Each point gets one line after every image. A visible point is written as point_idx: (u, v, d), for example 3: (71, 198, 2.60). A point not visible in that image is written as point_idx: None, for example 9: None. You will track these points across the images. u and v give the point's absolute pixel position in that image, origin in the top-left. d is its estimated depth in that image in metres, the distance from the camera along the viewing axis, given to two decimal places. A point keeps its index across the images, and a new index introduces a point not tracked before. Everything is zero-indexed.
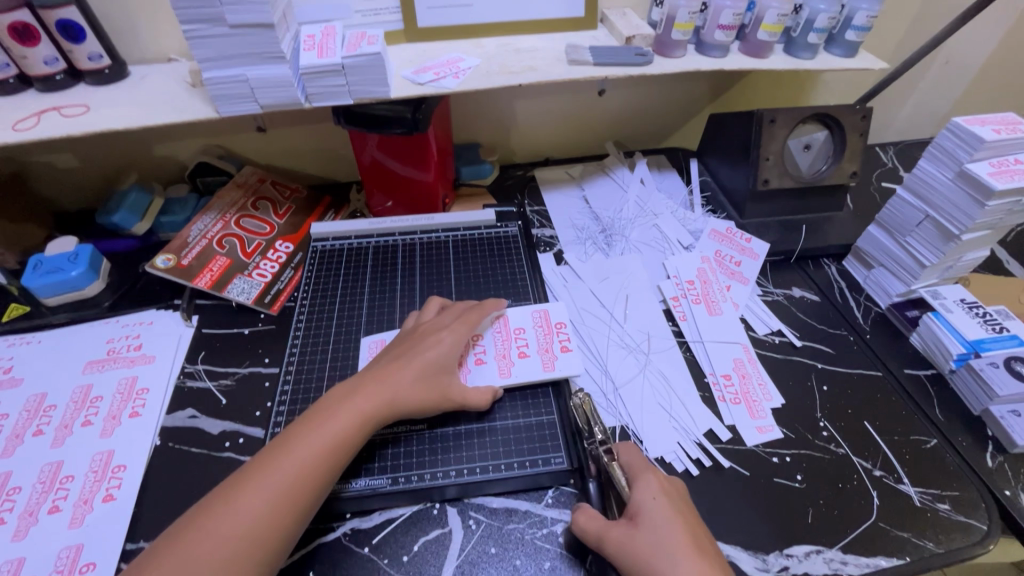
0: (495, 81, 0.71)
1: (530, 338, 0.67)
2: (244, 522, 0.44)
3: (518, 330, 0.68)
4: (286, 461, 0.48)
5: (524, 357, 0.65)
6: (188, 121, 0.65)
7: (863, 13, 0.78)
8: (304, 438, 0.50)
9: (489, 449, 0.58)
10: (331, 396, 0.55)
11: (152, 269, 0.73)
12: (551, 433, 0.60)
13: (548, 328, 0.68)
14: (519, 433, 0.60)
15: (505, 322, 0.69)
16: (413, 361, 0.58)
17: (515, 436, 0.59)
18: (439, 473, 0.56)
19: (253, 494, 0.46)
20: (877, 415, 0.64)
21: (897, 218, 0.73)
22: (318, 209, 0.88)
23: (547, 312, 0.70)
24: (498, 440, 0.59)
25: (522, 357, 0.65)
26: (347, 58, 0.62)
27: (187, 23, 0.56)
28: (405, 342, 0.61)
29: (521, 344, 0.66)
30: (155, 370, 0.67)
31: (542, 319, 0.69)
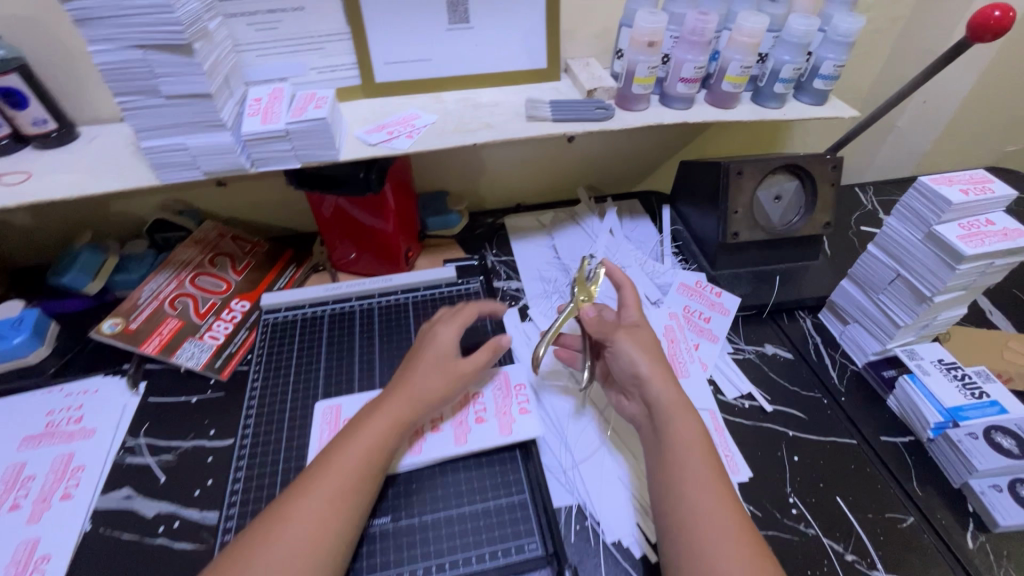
0: (449, 140, 0.70)
1: (487, 400, 0.64)
2: (300, 535, 0.46)
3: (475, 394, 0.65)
4: (331, 470, 0.51)
5: (480, 424, 0.61)
6: (129, 188, 0.63)
7: (830, 62, 0.77)
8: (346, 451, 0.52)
9: (454, 538, 0.54)
10: (360, 414, 0.57)
11: (97, 334, 0.70)
12: (518, 515, 0.55)
13: (509, 391, 0.65)
14: (480, 520, 0.55)
15: None
16: (423, 360, 0.61)
17: (476, 524, 0.54)
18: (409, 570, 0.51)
19: (306, 502, 0.48)
20: (851, 489, 0.61)
21: (870, 275, 0.70)
22: (279, 263, 0.86)
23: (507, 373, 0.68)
24: (461, 527, 0.54)
25: (478, 422, 0.61)
26: (291, 124, 0.60)
27: (120, 95, 0.55)
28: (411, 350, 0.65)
29: (479, 410, 0.63)
30: (94, 445, 0.64)
31: (501, 382, 0.66)
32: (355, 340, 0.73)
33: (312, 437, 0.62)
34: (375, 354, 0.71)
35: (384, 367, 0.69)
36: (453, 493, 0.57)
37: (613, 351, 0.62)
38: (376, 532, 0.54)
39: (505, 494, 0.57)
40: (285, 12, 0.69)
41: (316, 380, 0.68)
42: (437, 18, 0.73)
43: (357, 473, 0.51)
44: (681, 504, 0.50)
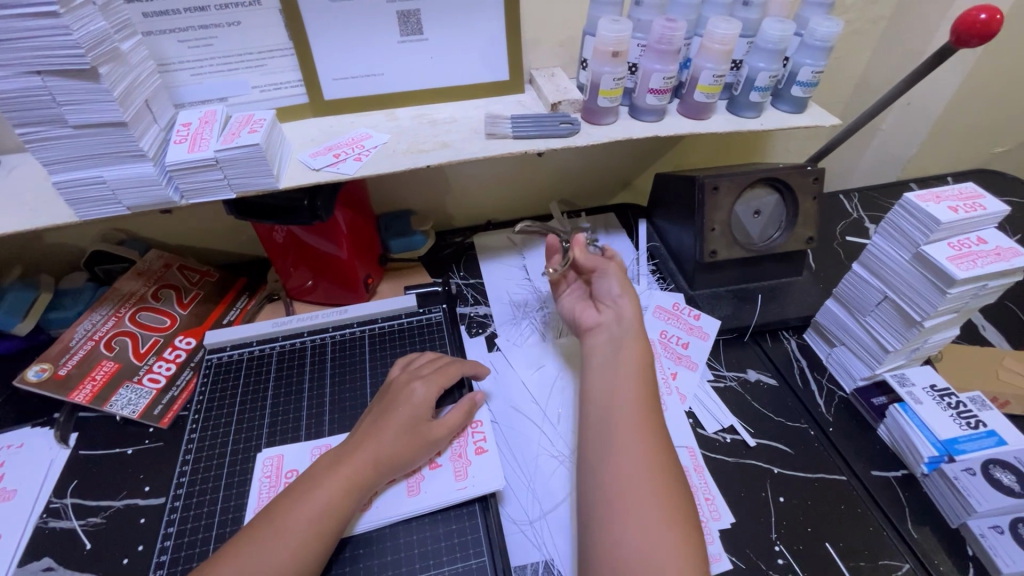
0: (401, 162, 0.64)
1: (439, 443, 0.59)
2: None
3: None
4: (316, 485, 0.50)
5: (432, 471, 0.57)
6: (45, 226, 0.57)
7: (807, 68, 0.72)
8: (318, 492, 0.50)
9: None
10: (320, 464, 0.53)
11: (21, 383, 0.64)
12: None
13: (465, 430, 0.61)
14: None
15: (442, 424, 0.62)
16: (396, 418, 0.56)
17: None
18: None
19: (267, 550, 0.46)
20: (841, 533, 0.56)
21: (856, 296, 0.66)
22: (230, 294, 0.81)
23: None
24: None
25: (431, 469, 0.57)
26: (220, 152, 0.55)
27: (21, 127, 0.49)
28: (383, 399, 0.59)
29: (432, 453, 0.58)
30: (14, 509, 0.58)
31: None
32: (305, 379, 0.67)
33: (251, 497, 0.56)
34: (328, 397, 0.65)
35: (338, 410, 0.64)
36: (404, 560, 0.51)
37: (599, 274, 0.69)
38: None
39: (462, 559, 0.52)
40: (219, 28, 0.63)
41: (261, 426, 0.63)
42: (387, 30, 0.68)
43: (332, 504, 0.49)
44: (612, 400, 0.55)
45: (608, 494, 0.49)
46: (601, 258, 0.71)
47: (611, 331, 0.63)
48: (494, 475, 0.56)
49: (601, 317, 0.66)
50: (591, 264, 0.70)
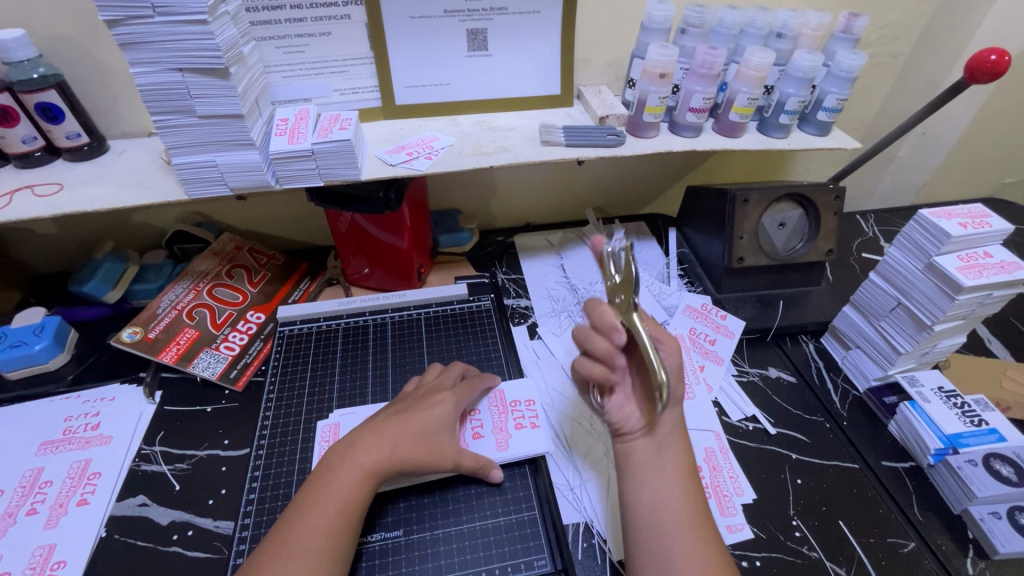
0: (467, 162, 0.72)
1: (483, 417, 0.66)
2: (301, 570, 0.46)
3: (473, 411, 0.66)
4: (333, 492, 0.51)
5: (478, 440, 0.63)
6: (157, 202, 0.65)
7: (833, 96, 0.79)
8: (337, 479, 0.52)
9: (464, 555, 0.55)
10: (335, 449, 0.56)
11: (117, 342, 0.72)
12: (531, 533, 0.57)
13: (508, 408, 0.67)
14: (496, 535, 0.56)
15: (500, 396, 0.69)
16: (414, 422, 0.58)
17: (493, 539, 0.56)
18: None
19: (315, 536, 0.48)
20: (854, 513, 0.62)
21: (872, 303, 0.72)
22: (294, 276, 0.88)
23: (503, 391, 0.70)
24: (471, 546, 0.55)
25: (476, 437, 0.64)
26: (317, 144, 0.63)
27: (157, 114, 0.57)
28: (407, 400, 0.62)
29: (476, 425, 0.65)
30: (111, 452, 0.66)
31: (497, 399, 0.68)
32: (368, 353, 0.75)
33: (316, 452, 0.63)
34: (390, 371, 0.73)
35: (400, 382, 0.71)
36: (463, 511, 0.58)
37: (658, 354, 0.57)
38: (376, 548, 0.54)
39: (515, 513, 0.58)
40: (313, 37, 0.71)
41: (329, 392, 0.70)
42: (457, 45, 0.76)
43: (351, 502, 0.51)
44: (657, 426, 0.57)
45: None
46: (665, 333, 0.59)
47: (654, 432, 0.56)
48: (531, 446, 0.63)
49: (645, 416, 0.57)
50: (656, 336, 0.59)
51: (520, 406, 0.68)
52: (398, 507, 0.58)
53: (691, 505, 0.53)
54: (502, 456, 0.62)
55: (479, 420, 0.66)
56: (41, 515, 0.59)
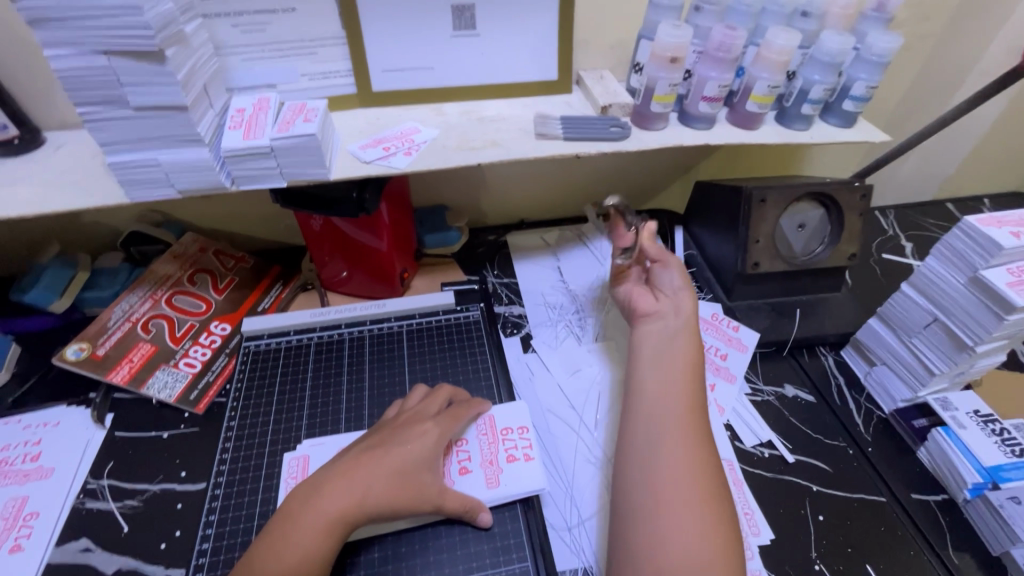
0: (451, 159, 0.64)
1: (471, 448, 0.58)
2: None
3: (459, 441, 0.58)
4: (294, 544, 0.44)
5: (464, 475, 0.56)
6: (94, 206, 0.57)
7: (862, 83, 0.71)
8: (297, 528, 0.45)
9: None
10: (297, 494, 0.48)
11: (60, 361, 0.64)
12: None
13: (499, 436, 0.59)
14: None
15: (490, 422, 0.61)
16: (389, 460, 0.50)
17: None
18: None
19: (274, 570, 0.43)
20: (881, 556, 0.56)
21: (903, 317, 0.65)
22: (265, 281, 0.81)
23: (493, 416, 0.61)
24: None
25: (464, 473, 0.56)
26: (276, 140, 0.54)
27: (84, 106, 0.49)
28: (383, 431, 0.54)
29: (463, 458, 0.57)
30: (52, 487, 0.58)
31: (487, 425, 0.60)
32: (344, 371, 0.68)
33: (280, 489, 0.56)
34: (367, 392, 0.66)
35: (378, 405, 0.64)
36: (447, 561, 0.51)
37: (659, 264, 0.68)
38: None
39: (505, 563, 0.51)
40: (274, 13, 0.62)
41: (299, 418, 0.63)
42: (440, 24, 0.67)
43: (313, 553, 0.44)
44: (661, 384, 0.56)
45: (653, 494, 0.48)
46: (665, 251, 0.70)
47: (668, 322, 0.63)
48: (526, 482, 0.55)
49: (659, 304, 0.65)
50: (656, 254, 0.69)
51: (513, 433, 0.60)
52: (368, 561, 0.51)
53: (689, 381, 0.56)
54: (493, 495, 0.55)
55: (466, 451, 0.58)
56: None
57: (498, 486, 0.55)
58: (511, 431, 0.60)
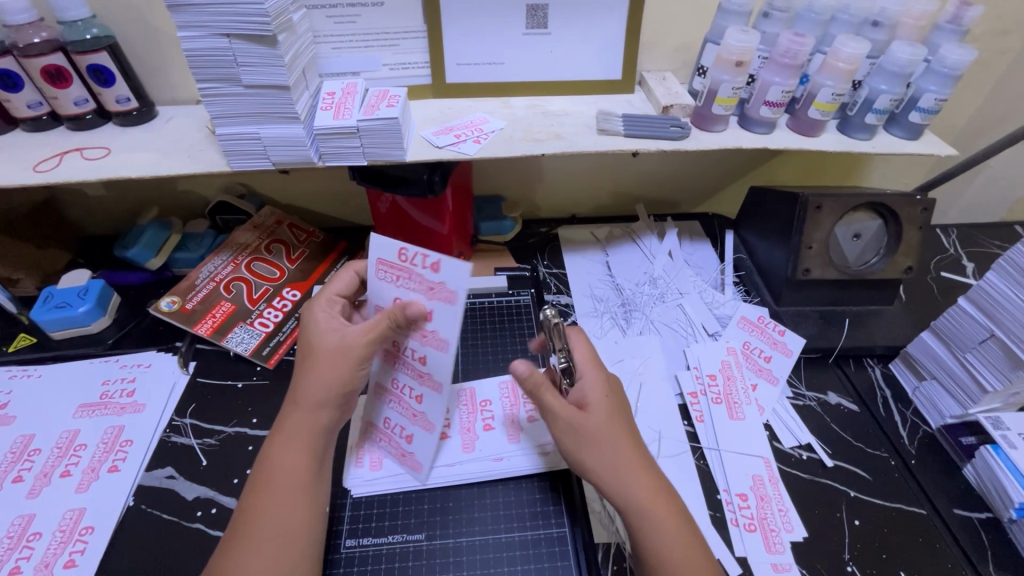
0: (517, 149, 0.67)
1: (404, 379, 0.56)
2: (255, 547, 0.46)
3: (484, 402, 0.66)
4: (282, 478, 0.49)
5: (423, 403, 0.55)
6: (198, 172, 0.64)
7: (931, 95, 0.71)
8: (279, 452, 0.50)
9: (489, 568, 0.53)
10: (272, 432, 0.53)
11: (156, 311, 0.72)
12: (559, 551, 0.54)
13: (405, 270, 0.50)
14: (523, 550, 0.54)
15: (385, 260, 0.51)
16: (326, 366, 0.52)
17: (518, 554, 0.54)
18: None
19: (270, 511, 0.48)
20: (916, 565, 0.56)
21: (956, 331, 0.65)
22: (332, 255, 0.86)
23: (383, 257, 0.51)
24: (498, 559, 0.53)
25: (424, 319, 0.50)
26: (363, 121, 0.60)
27: (205, 82, 0.55)
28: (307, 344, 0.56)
29: (410, 303, 0.51)
30: (142, 420, 0.66)
31: (389, 269, 0.51)
32: None
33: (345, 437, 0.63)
34: None
35: None
36: (490, 518, 0.56)
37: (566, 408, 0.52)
38: (394, 550, 0.54)
39: (543, 526, 0.56)
40: (365, 7, 0.68)
41: None
42: (515, 22, 0.71)
43: (299, 469, 0.50)
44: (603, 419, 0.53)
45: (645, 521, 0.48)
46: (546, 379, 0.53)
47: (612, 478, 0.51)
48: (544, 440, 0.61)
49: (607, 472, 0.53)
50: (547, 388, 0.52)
51: (409, 255, 0.50)
52: (416, 511, 0.57)
53: (624, 429, 0.52)
54: (458, 304, 0.49)
55: (404, 286, 0.51)
56: (73, 479, 0.60)
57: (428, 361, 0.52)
58: (406, 257, 0.50)
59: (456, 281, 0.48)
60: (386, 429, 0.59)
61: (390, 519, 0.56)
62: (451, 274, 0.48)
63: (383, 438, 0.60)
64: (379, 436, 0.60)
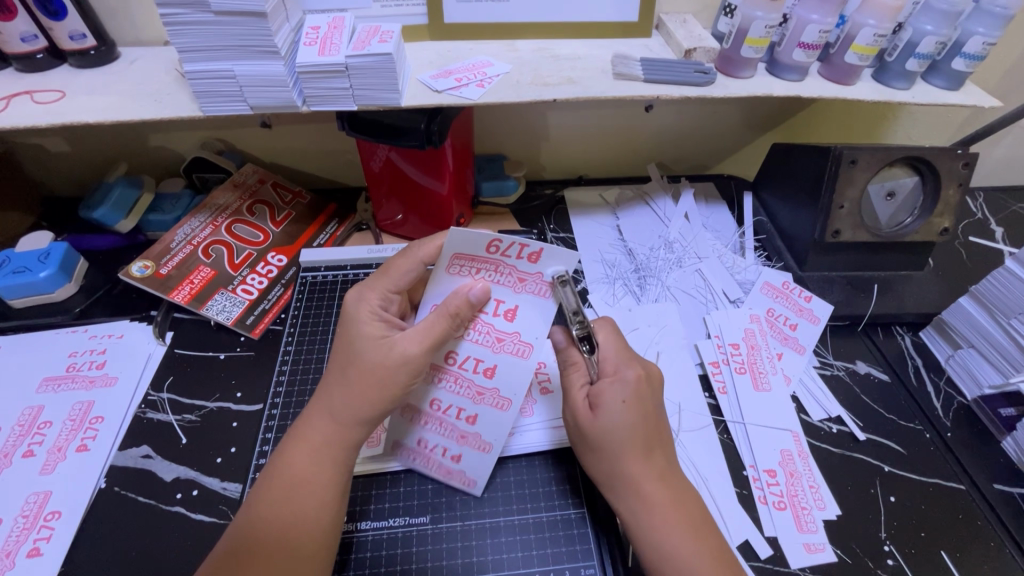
0: (525, 94, 0.60)
1: (451, 399, 0.50)
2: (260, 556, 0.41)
3: None
4: (288, 484, 0.44)
5: (477, 423, 0.51)
6: (164, 118, 0.56)
7: (979, 39, 0.63)
8: (300, 459, 0.44)
9: (501, 555, 0.49)
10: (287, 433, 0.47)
11: (126, 277, 0.65)
12: (578, 534, 0.50)
13: (493, 263, 0.44)
14: (539, 533, 0.50)
15: (466, 256, 0.44)
16: (365, 369, 0.45)
17: (534, 538, 0.49)
18: None
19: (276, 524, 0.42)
20: (958, 544, 0.52)
21: (1002, 296, 0.59)
22: (321, 217, 0.80)
23: (458, 248, 0.44)
24: (511, 544, 0.49)
25: (504, 319, 0.47)
26: (352, 58, 0.52)
27: (167, 6, 0.48)
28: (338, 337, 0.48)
29: (496, 306, 0.46)
30: (114, 395, 0.60)
31: (473, 262, 0.44)
32: None
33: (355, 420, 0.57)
34: None
35: None
36: (501, 499, 0.52)
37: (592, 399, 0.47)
38: (394, 534, 0.49)
39: (560, 508, 0.51)
40: None
41: None
42: None
43: (321, 485, 0.44)
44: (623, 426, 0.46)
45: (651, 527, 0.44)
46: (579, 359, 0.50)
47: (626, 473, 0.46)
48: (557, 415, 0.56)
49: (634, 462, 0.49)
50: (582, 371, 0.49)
51: (503, 246, 0.42)
52: (418, 493, 0.52)
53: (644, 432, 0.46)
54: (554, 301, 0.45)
55: (488, 278, 0.45)
56: (38, 459, 0.54)
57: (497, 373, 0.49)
58: (499, 249, 0.42)
59: (555, 276, 0.43)
60: (422, 450, 0.52)
61: (390, 501, 0.51)
62: (554, 269, 0.43)
63: (416, 458, 0.52)
64: (410, 457, 0.52)
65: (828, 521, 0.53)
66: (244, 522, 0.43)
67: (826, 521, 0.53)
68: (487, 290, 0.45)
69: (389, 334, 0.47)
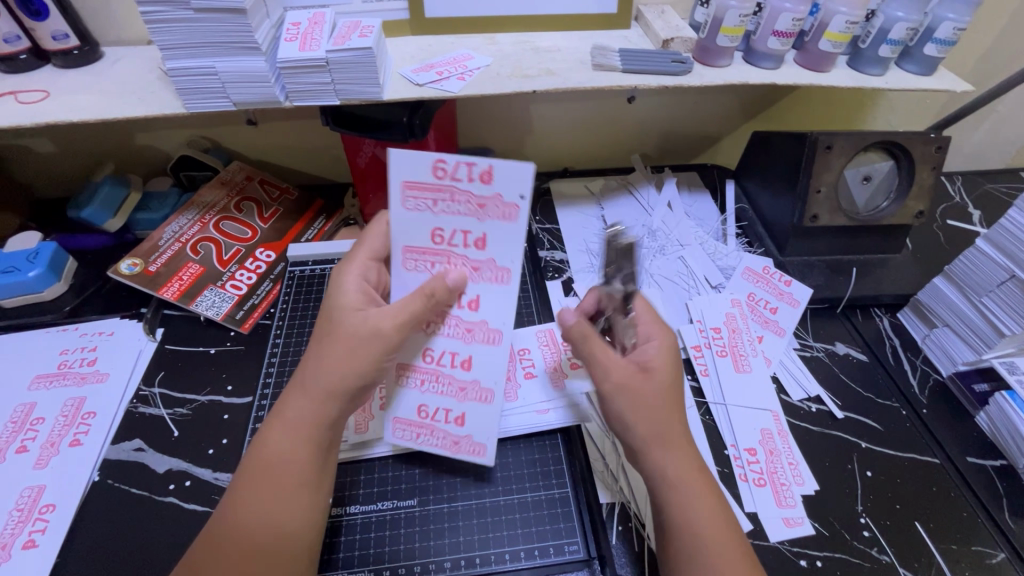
0: (506, 86, 0.61)
1: (446, 345, 0.50)
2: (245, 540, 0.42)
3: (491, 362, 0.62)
4: (268, 470, 0.44)
5: (473, 366, 0.51)
6: (148, 115, 0.57)
7: (949, 24, 0.65)
8: (280, 442, 0.45)
9: (486, 534, 0.50)
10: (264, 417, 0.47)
11: (115, 274, 0.66)
12: (562, 512, 0.51)
13: (447, 191, 0.44)
14: (524, 512, 0.51)
15: (414, 184, 0.44)
16: (350, 351, 0.45)
17: (519, 517, 0.51)
18: (430, 565, 0.48)
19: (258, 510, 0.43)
20: (931, 515, 0.54)
21: (973, 274, 0.61)
22: (309, 213, 0.80)
23: (409, 181, 0.44)
24: (496, 523, 0.50)
25: (476, 249, 0.46)
26: (332, 53, 0.53)
27: (147, 5, 0.48)
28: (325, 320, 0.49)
29: (463, 237, 0.45)
30: (105, 390, 0.60)
31: (429, 191, 0.44)
32: None
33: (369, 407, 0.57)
34: None
35: None
36: (487, 481, 0.53)
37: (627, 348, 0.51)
38: (383, 518, 0.51)
39: (544, 488, 0.53)
40: None
41: None
42: None
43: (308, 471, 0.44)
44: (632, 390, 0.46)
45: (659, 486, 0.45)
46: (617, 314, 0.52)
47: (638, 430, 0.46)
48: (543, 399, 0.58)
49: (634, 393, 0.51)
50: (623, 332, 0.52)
51: (449, 168, 0.42)
52: (406, 478, 0.53)
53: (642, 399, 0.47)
54: (519, 220, 0.44)
55: (446, 210, 0.44)
56: (31, 454, 0.55)
57: (481, 303, 0.48)
58: (446, 171, 0.42)
59: (513, 192, 0.43)
60: (423, 421, 0.52)
61: (378, 486, 0.53)
62: (509, 182, 0.42)
63: (419, 431, 0.52)
64: (405, 431, 0.52)
65: (806, 496, 0.55)
66: (234, 503, 0.44)
67: (805, 497, 0.55)
68: (461, 273, 0.47)
69: (367, 306, 0.48)
